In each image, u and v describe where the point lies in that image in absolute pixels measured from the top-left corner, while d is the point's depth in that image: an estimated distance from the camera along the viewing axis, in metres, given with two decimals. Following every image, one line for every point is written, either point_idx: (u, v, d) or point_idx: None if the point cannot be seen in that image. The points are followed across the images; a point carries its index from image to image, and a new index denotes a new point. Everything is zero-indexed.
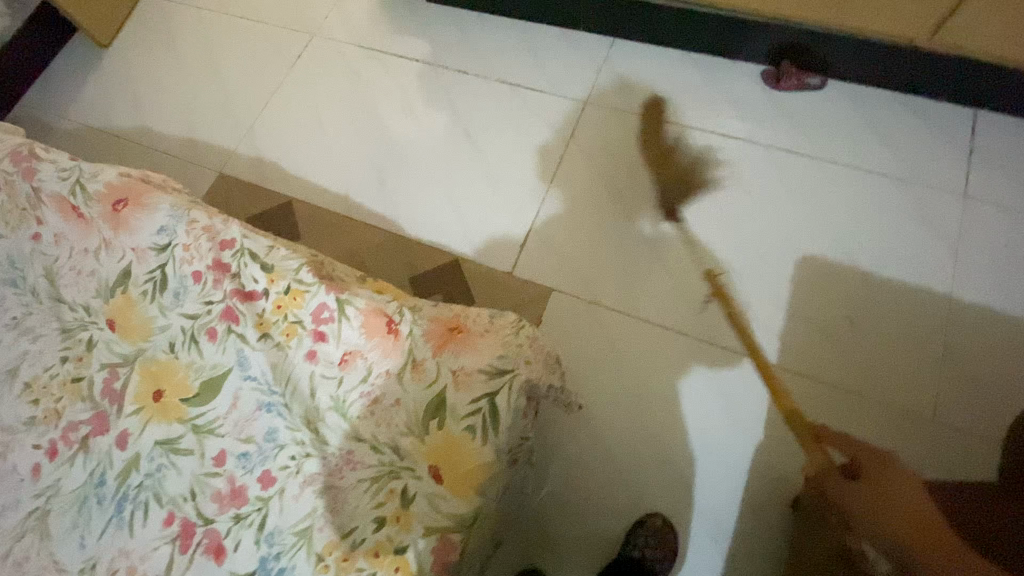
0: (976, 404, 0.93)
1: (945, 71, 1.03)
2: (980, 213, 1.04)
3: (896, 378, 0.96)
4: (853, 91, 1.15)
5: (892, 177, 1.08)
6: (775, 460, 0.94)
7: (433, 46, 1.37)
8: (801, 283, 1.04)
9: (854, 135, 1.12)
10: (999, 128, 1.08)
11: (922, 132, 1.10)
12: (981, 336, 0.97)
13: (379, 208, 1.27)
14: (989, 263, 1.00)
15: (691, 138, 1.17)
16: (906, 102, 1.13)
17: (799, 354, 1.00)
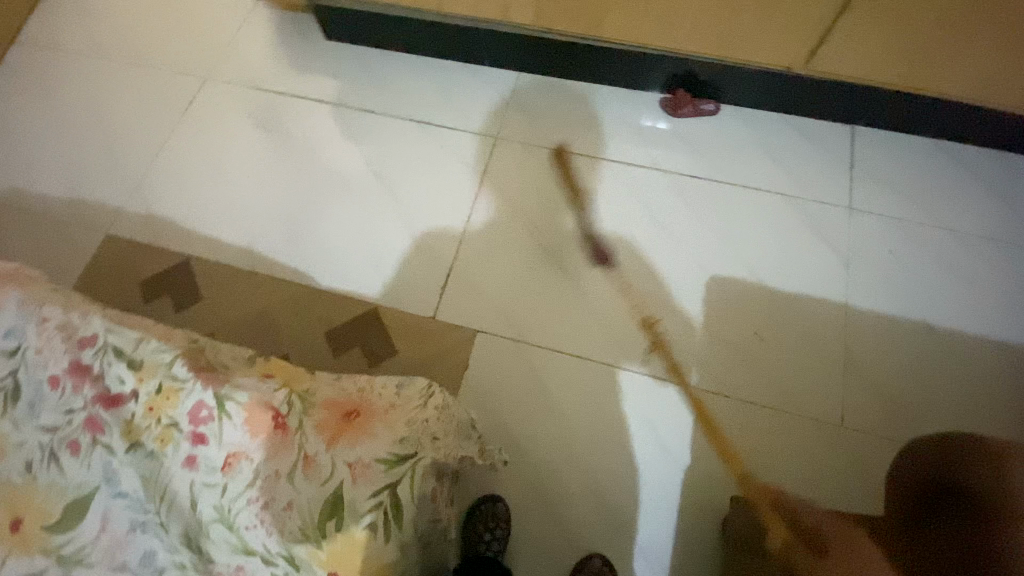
0: (877, 405, 1.02)
1: (815, 93, 1.19)
2: (865, 222, 1.17)
3: (806, 388, 1.05)
4: (741, 113, 1.29)
5: (785, 203, 1.20)
6: (705, 474, 1.01)
7: (340, 88, 1.42)
8: (713, 305, 1.12)
9: (749, 163, 1.24)
10: (872, 147, 1.23)
11: (803, 158, 1.24)
12: (876, 340, 1.07)
13: (290, 257, 1.25)
14: (877, 271, 1.12)
15: (598, 169, 1.27)
16: (789, 121, 1.27)
17: (718, 375, 1.07)
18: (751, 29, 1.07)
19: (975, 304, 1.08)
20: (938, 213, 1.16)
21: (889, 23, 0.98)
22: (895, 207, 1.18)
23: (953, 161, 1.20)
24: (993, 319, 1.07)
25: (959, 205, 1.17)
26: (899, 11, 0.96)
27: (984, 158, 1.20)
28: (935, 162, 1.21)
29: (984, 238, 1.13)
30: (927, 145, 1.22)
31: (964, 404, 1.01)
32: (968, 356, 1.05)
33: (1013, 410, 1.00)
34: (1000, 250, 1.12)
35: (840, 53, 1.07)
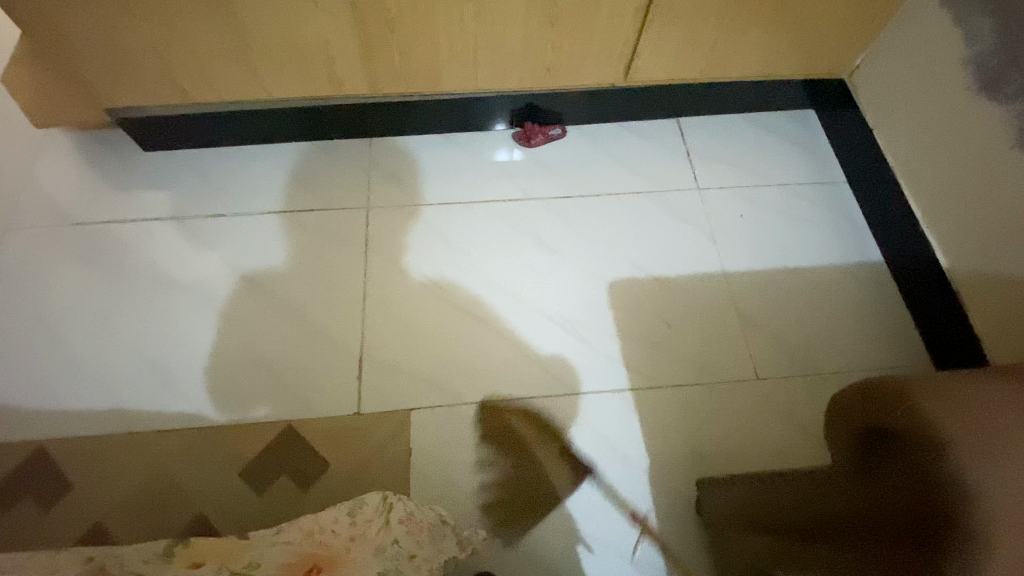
0: (778, 351, 1.15)
1: (639, 99, 1.34)
2: (716, 197, 1.32)
3: (719, 357, 1.14)
4: (585, 130, 1.40)
5: (648, 200, 1.31)
6: (666, 469, 1.05)
7: (177, 199, 1.28)
8: (621, 309, 1.19)
9: (608, 173, 1.35)
10: (699, 133, 1.40)
11: (650, 156, 1.37)
12: (758, 295, 1.21)
13: (173, 400, 1.09)
14: (739, 236, 1.27)
15: (477, 213, 1.29)
16: (627, 127, 1.41)
17: (646, 371, 1.13)
18: (574, 58, 1.17)
19: (819, 241, 1.27)
20: (767, 174, 1.35)
21: (681, 29, 1.13)
22: (734, 178, 1.34)
23: (762, 128, 1.41)
24: (835, 248, 1.26)
25: (779, 163, 1.37)
26: (687, 17, 1.10)
27: (783, 120, 1.42)
28: (749, 132, 1.41)
29: (806, 185, 1.34)
30: (738, 121, 1.42)
31: (840, 326, 1.17)
32: (828, 285, 1.22)
33: (875, 318, 1.18)
34: (820, 192, 1.33)
35: (652, 63, 1.20)
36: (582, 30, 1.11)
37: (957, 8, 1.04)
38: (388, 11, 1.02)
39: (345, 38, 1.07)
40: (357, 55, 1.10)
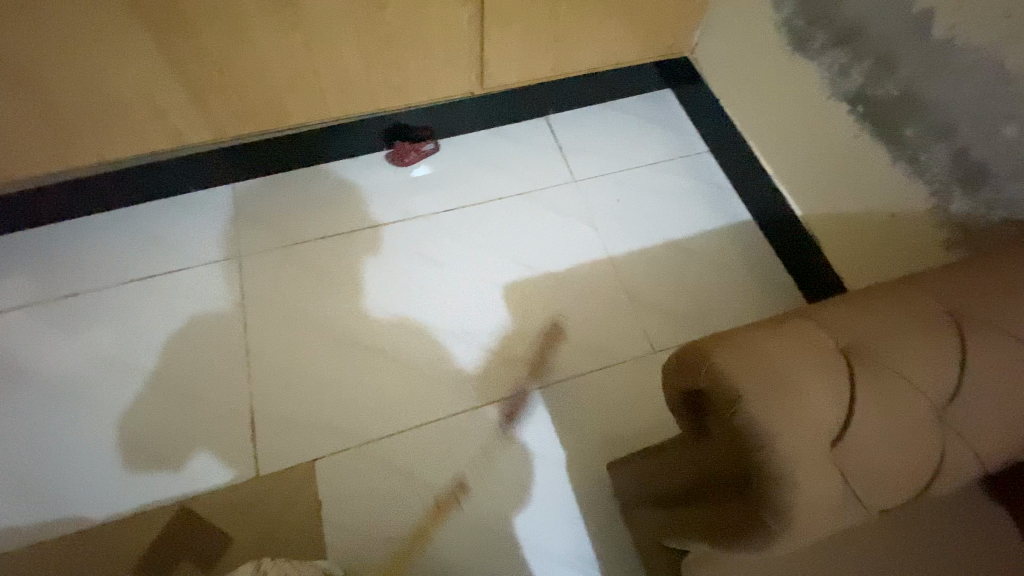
0: (670, 322, 1.19)
1: (500, 101, 1.36)
2: (591, 185, 1.36)
3: (617, 338, 1.17)
4: (455, 141, 1.40)
5: (528, 199, 1.33)
6: (582, 458, 1.06)
7: (20, 286, 1.16)
8: (518, 310, 1.19)
9: (484, 180, 1.35)
10: (566, 125, 1.44)
11: (522, 156, 1.39)
12: (643, 272, 1.25)
13: (45, 508, 0.98)
14: (618, 219, 1.31)
15: (359, 241, 1.25)
16: (496, 131, 1.42)
17: (550, 366, 1.14)
18: (422, 73, 1.16)
19: (691, 210, 1.33)
20: (635, 155, 1.41)
21: (520, 30, 1.15)
22: (605, 164, 1.39)
23: (624, 111, 1.47)
24: (706, 214, 1.33)
25: (645, 143, 1.43)
26: (522, 18, 1.13)
27: (642, 101, 1.49)
28: (612, 117, 1.46)
29: (672, 160, 1.41)
30: (602, 108, 1.47)
31: (720, 286, 1.24)
32: (705, 249, 1.28)
33: (751, 272, 1.26)
34: (686, 164, 1.40)
35: (501, 65, 1.22)
36: (422, 44, 1.10)
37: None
38: (209, 52, 0.97)
39: (170, 86, 1.00)
40: (187, 102, 1.04)
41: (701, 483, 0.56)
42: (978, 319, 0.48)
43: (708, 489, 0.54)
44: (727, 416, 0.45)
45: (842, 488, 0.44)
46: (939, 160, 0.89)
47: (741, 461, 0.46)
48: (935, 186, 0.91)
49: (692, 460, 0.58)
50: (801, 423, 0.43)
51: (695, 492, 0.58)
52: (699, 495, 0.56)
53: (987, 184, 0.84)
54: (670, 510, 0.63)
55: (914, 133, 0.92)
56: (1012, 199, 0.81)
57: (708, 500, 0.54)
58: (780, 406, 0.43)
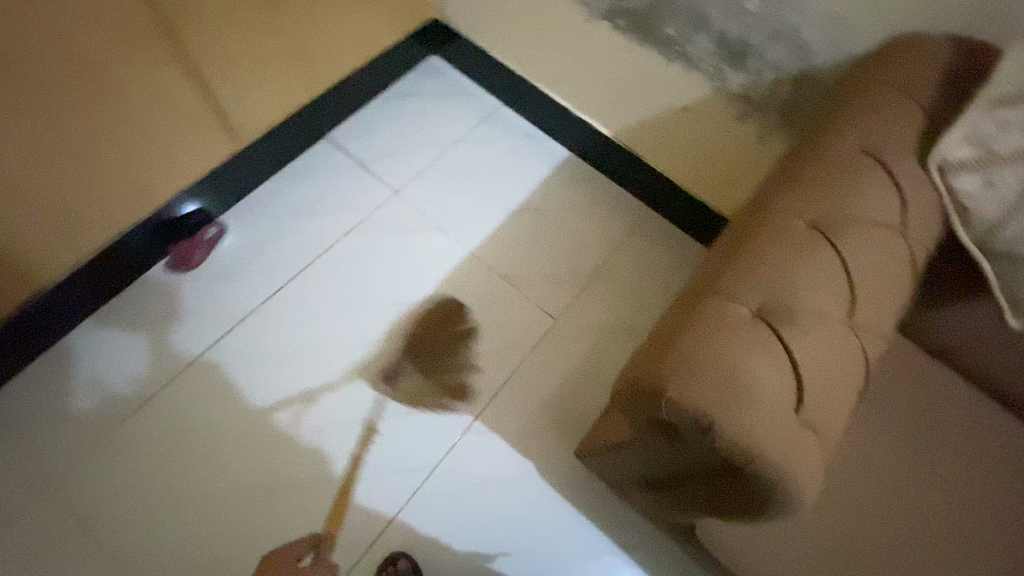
0: (555, 286, 1.21)
1: (268, 146, 1.19)
2: (413, 190, 1.27)
3: (519, 326, 1.16)
4: (245, 209, 1.20)
5: (360, 235, 1.21)
6: (545, 453, 1.05)
7: None
8: (414, 352, 1.11)
9: (302, 238, 1.19)
10: (354, 137, 1.31)
11: (328, 193, 1.24)
12: (507, 250, 1.23)
13: None
14: (456, 210, 1.26)
15: (200, 373, 1.06)
16: (285, 177, 1.25)
17: (473, 387, 1.09)
18: (147, 151, 0.94)
19: (516, 169, 1.32)
20: (437, 139, 1.34)
21: (243, 57, 0.98)
22: (415, 162, 1.30)
23: (404, 99, 1.37)
24: (531, 167, 1.33)
25: (441, 122, 1.35)
26: (235, 44, 0.95)
27: (416, 80, 1.39)
28: (396, 110, 1.35)
29: (474, 128, 1.36)
30: (381, 104, 1.35)
31: (579, 229, 1.27)
32: (548, 201, 1.29)
33: (597, 203, 1.30)
34: (489, 126, 1.36)
35: (243, 106, 1.03)
36: (127, 118, 0.89)
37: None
38: None
39: None
40: None
41: (678, 474, 0.58)
42: (839, 222, 0.51)
43: (692, 477, 0.56)
44: (707, 445, 0.43)
45: (819, 441, 0.46)
46: (704, 47, 0.94)
47: (735, 469, 0.45)
48: (710, 71, 0.96)
49: (659, 458, 0.58)
50: (766, 410, 0.43)
51: (675, 479, 0.60)
52: (683, 481, 0.58)
53: (752, 57, 0.89)
54: (663, 491, 0.65)
55: (674, 30, 0.95)
56: (775, 62, 0.87)
57: (699, 484, 0.56)
58: (746, 413, 0.42)
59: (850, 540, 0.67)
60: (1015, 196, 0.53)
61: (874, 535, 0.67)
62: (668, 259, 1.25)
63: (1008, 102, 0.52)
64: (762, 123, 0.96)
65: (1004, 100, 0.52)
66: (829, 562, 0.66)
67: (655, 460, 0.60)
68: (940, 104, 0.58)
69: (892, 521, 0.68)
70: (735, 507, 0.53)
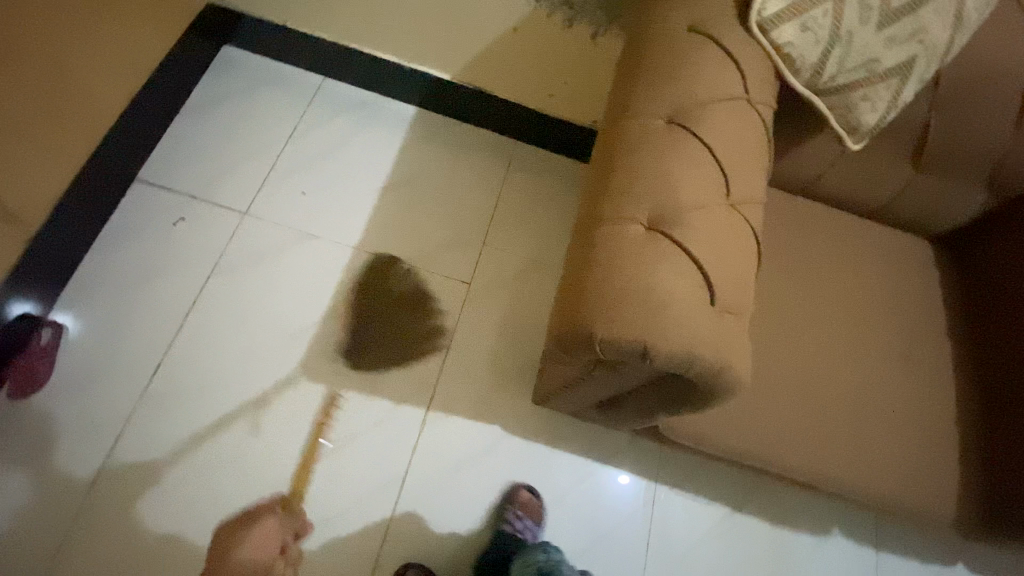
0: (453, 250, 1.17)
1: (73, 217, 0.99)
2: (264, 203, 1.14)
3: (434, 302, 1.12)
4: (72, 294, 1.02)
5: (224, 273, 1.08)
6: (506, 410, 1.06)
7: None
8: (338, 370, 1.04)
9: (159, 299, 1.04)
10: (169, 169, 1.13)
11: (167, 241, 1.08)
12: (392, 232, 1.16)
13: None
14: (321, 208, 1.15)
15: (108, 491, 0.91)
16: (105, 241, 1.06)
17: (414, 379, 1.05)
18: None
19: (366, 143, 1.22)
20: (268, 139, 1.19)
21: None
22: (254, 173, 1.16)
23: (210, 106, 1.19)
24: (381, 136, 1.23)
25: (265, 120, 1.20)
26: None
27: (215, 81, 1.21)
28: (205, 122, 1.17)
29: (304, 114, 1.22)
30: (185, 122, 1.17)
31: (455, 185, 1.22)
32: (413, 168, 1.22)
33: (462, 152, 1.25)
34: (319, 107, 1.23)
35: (6, 180, 0.83)
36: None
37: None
38: None
39: None
40: None
41: (624, 389, 0.60)
42: (691, 109, 0.51)
43: (637, 387, 0.58)
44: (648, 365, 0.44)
45: (743, 320, 0.47)
46: None
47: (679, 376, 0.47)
48: None
49: (602, 382, 0.59)
50: (685, 311, 0.43)
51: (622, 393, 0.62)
52: (630, 393, 0.61)
53: None
54: (614, 406, 0.68)
55: None
56: None
57: (644, 391, 0.58)
58: (671, 325, 0.43)
59: (782, 379, 0.75)
60: (827, 33, 0.57)
61: (796, 365, 0.77)
62: (551, 183, 1.25)
63: None
64: (591, 24, 0.96)
65: None
66: (773, 405, 0.74)
67: (598, 385, 0.62)
68: None
69: (806, 347, 0.78)
70: (680, 400, 0.56)
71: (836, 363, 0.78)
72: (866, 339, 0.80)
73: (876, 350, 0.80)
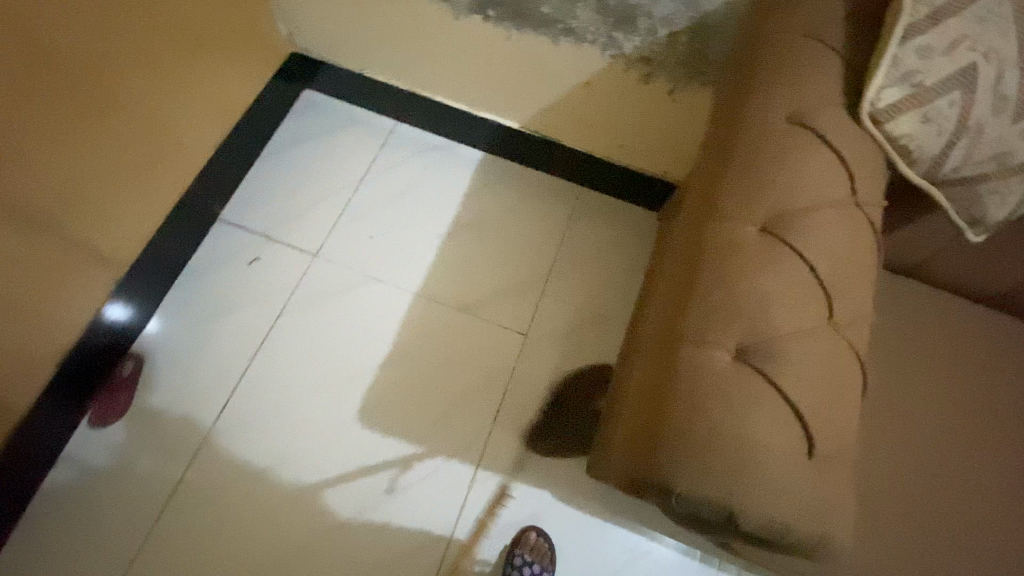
0: (512, 299, 1.15)
1: (162, 255, 1.06)
2: (332, 245, 1.17)
3: (490, 353, 1.10)
4: (154, 328, 1.07)
5: (292, 312, 1.11)
6: (557, 472, 1.03)
7: None
8: (391, 418, 1.04)
9: (231, 335, 1.08)
10: (248, 208, 1.18)
11: (241, 279, 1.13)
12: (454, 277, 1.16)
13: None
14: (386, 251, 1.17)
15: (172, 524, 0.95)
16: (187, 277, 1.12)
17: (466, 433, 1.04)
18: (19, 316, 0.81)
19: (433, 187, 1.23)
20: (340, 181, 1.22)
21: (93, 174, 0.83)
22: (326, 214, 1.19)
23: (291, 147, 1.24)
24: (447, 180, 1.24)
25: (339, 162, 1.24)
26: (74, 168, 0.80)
27: (296, 123, 1.26)
28: (285, 163, 1.23)
29: (376, 157, 1.25)
30: (267, 162, 1.22)
31: (518, 232, 1.20)
32: (477, 213, 1.21)
33: (527, 197, 1.23)
34: (390, 150, 1.26)
35: (107, 228, 0.90)
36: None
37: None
38: None
39: None
40: None
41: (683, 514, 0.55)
42: (790, 219, 0.47)
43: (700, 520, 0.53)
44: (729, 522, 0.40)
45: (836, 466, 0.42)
46: (589, 18, 0.85)
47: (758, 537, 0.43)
48: (602, 41, 0.88)
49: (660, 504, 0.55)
50: (774, 462, 0.40)
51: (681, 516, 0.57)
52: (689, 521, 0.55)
53: (641, 17, 0.82)
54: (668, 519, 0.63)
55: (551, 7, 0.86)
56: (666, 16, 0.81)
57: (707, 524, 0.53)
58: (760, 486, 0.40)
59: (874, 489, 0.67)
60: (953, 125, 0.50)
61: (890, 472, 0.69)
62: (615, 233, 1.21)
63: (923, 27, 0.48)
64: (670, 80, 0.91)
65: (918, 26, 0.48)
66: (861, 518, 0.66)
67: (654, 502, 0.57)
68: (850, 40, 0.54)
69: (901, 452, 0.69)
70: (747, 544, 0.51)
71: (934, 472, 0.69)
72: (971, 447, 0.70)
73: (984, 461, 0.70)
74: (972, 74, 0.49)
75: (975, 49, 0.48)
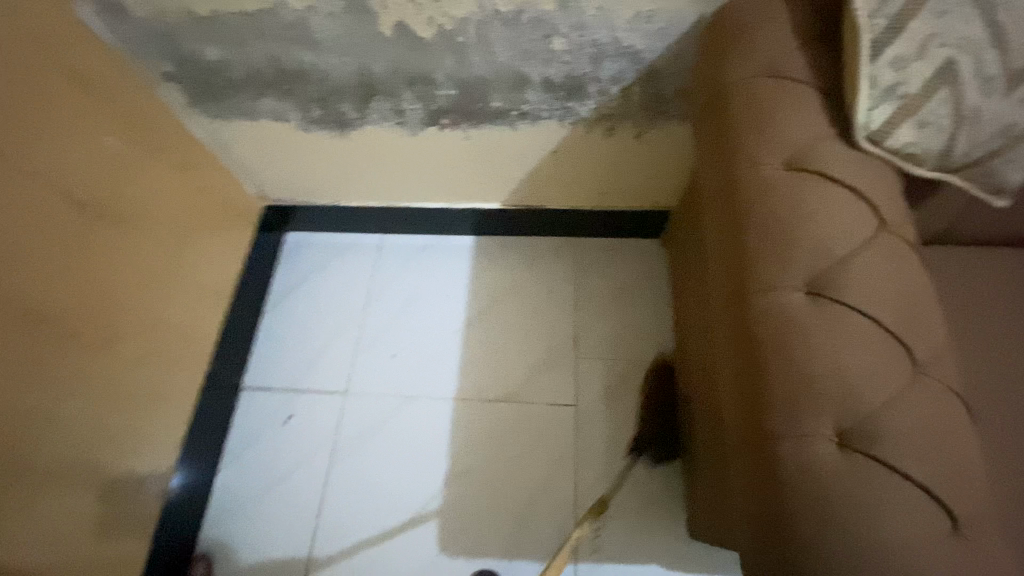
0: (550, 373, 1.12)
1: (200, 447, 1.04)
2: (360, 377, 1.15)
3: (547, 436, 1.07)
4: (213, 519, 1.05)
5: (342, 458, 1.08)
6: (652, 538, 0.99)
7: None
8: (472, 535, 1.01)
9: (291, 502, 1.06)
10: (269, 368, 1.17)
11: (284, 440, 1.11)
12: (486, 370, 1.14)
13: None
14: (414, 366, 1.15)
15: None
16: (230, 456, 1.10)
17: (549, 526, 1.01)
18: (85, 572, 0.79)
19: (438, 287, 1.22)
20: (348, 311, 1.22)
21: (116, 407, 0.82)
22: (344, 348, 1.18)
23: (290, 293, 1.24)
24: (450, 276, 1.23)
25: (341, 293, 1.24)
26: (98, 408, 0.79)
27: (288, 268, 1.26)
28: (290, 311, 1.23)
29: (374, 276, 1.25)
30: (272, 316, 1.22)
31: (532, 304, 1.19)
32: (487, 299, 1.20)
33: (530, 266, 1.22)
34: (385, 264, 1.26)
35: (141, 449, 0.88)
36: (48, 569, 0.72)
37: (211, 102, 0.92)
38: None
39: None
40: None
41: None
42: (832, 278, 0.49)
43: None
44: None
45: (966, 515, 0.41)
46: (539, 98, 0.86)
47: None
48: (558, 113, 0.88)
49: None
50: (911, 534, 0.43)
51: None
52: None
53: (589, 84, 0.83)
54: None
55: (501, 100, 0.87)
56: (613, 75, 0.81)
57: None
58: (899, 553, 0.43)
59: None
60: (949, 117, 0.52)
61: None
62: (626, 275, 1.20)
63: (887, 39, 0.50)
64: (634, 126, 0.91)
65: (881, 40, 0.50)
66: None
67: None
68: (815, 66, 0.55)
69: None
70: None
71: None
72: None
73: None
74: (950, 68, 0.50)
75: (945, 45, 0.49)
